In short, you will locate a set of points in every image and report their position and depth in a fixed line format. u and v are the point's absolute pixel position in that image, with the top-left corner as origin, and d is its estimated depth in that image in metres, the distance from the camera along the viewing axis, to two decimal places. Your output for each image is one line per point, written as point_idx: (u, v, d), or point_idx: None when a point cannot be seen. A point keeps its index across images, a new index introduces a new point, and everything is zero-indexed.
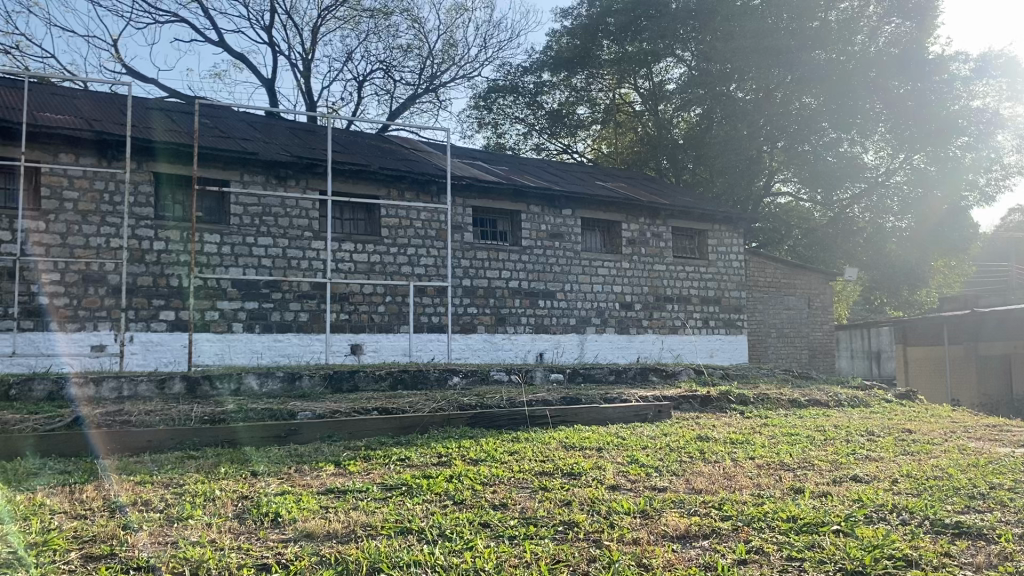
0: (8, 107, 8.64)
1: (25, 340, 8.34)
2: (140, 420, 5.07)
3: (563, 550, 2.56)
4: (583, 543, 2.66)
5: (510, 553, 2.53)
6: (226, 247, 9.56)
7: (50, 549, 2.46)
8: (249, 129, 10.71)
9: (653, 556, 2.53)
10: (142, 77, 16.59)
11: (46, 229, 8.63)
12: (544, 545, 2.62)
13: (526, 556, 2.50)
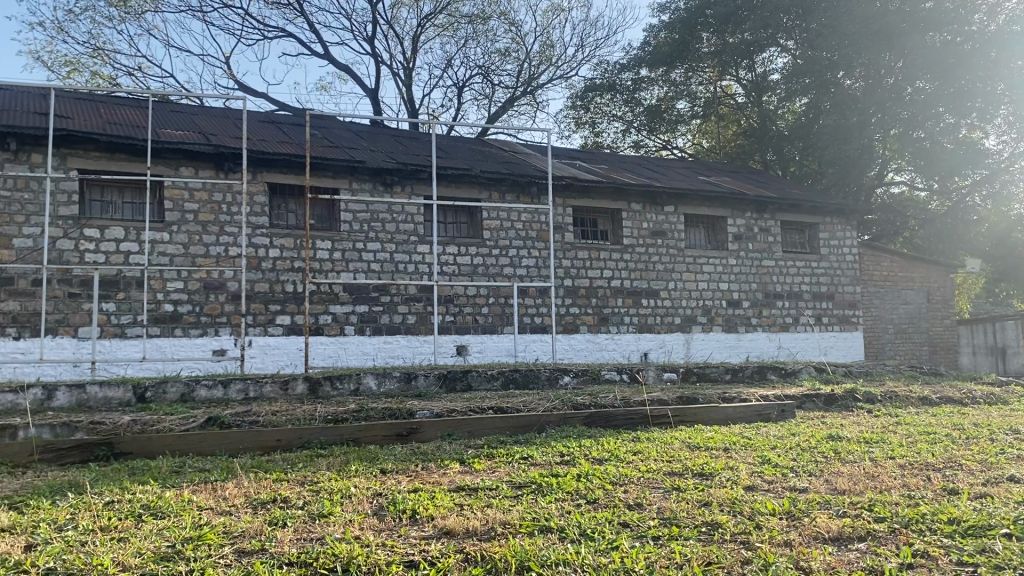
0: (134, 125, 9.13)
1: (154, 346, 8.78)
2: (267, 420, 5.25)
3: (713, 551, 2.50)
4: (732, 545, 2.58)
5: (659, 553, 2.48)
6: (337, 253, 9.82)
7: (206, 543, 2.56)
8: (355, 138, 10.97)
9: (811, 558, 2.44)
10: (253, 91, 17.30)
11: (171, 240, 9.06)
12: (692, 546, 2.56)
13: (676, 557, 2.44)
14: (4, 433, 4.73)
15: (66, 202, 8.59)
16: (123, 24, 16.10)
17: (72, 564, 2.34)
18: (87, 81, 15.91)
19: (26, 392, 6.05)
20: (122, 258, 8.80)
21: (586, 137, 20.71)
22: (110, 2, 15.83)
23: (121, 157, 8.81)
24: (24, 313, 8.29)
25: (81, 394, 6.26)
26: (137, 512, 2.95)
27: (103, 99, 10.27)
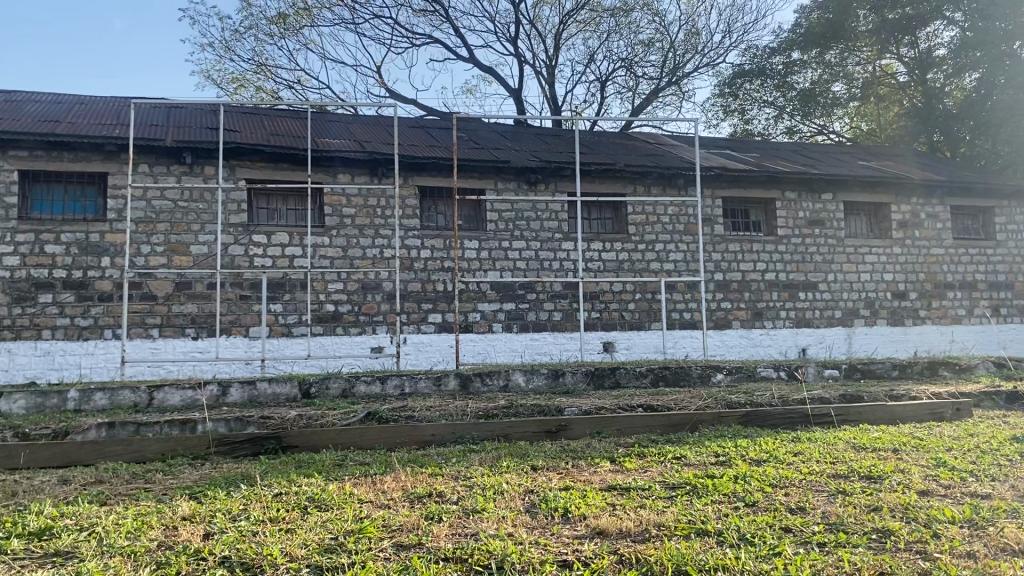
0: (295, 136, 9.63)
1: (317, 344, 9.23)
2: (422, 416, 5.40)
3: (885, 561, 2.35)
4: (906, 554, 2.42)
5: (825, 561, 2.36)
6: (484, 252, 9.99)
7: (366, 536, 2.65)
8: (500, 138, 11.11)
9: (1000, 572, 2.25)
10: (403, 97, 17.88)
11: (330, 243, 9.49)
12: (862, 554, 2.42)
13: (844, 566, 2.32)
14: (185, 425, 5.10)
15: (236, 210, 9.17)
16: (282, 40, 17.05)
17: (245, 554, 2.49)
18: (253, 96, 16.94)
19: (205, 388, 6.51)
20: (287, 261, 9.31)
21: (734, 125, 20.08)
22: (271, 19, 16.80)
23: (284, 167, 9.31)
24: (202, 314, 8.93)
25: (253, 390, 6.65)
26: (303, 504, 3.10)
27: (267, 112, 10.91)
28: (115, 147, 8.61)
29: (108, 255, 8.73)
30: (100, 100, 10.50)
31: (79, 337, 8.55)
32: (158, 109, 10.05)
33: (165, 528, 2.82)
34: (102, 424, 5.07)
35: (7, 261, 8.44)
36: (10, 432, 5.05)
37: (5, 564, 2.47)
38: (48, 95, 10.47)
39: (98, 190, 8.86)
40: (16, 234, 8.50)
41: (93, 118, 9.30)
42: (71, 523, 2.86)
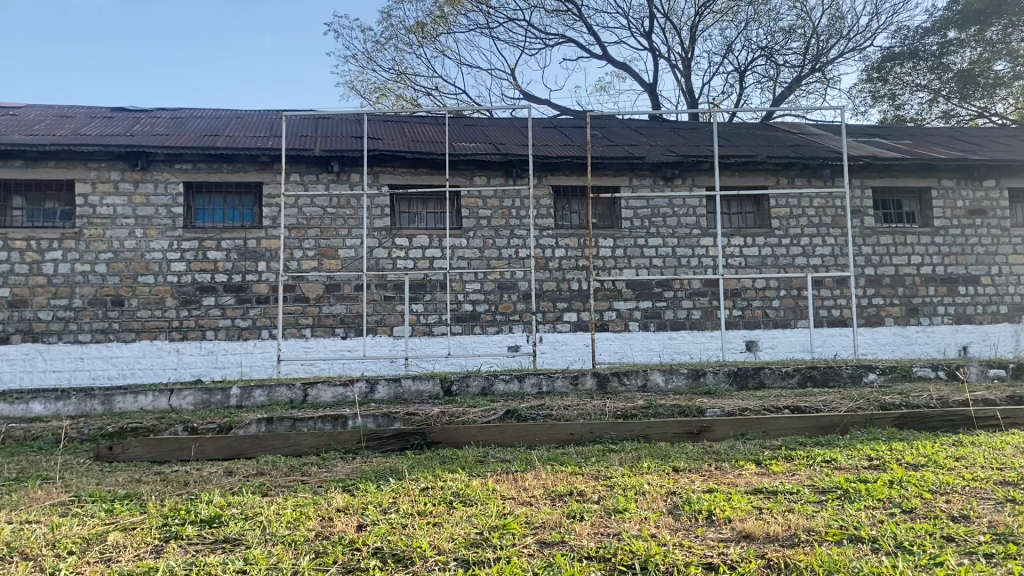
0: (433, 141, 9.88)
1: (457, 343, 9.45)
2: (561, 414, 5.44)
3: None
4: None
5: (993, 573, 2.21)
6: (620, 250, 9.93)
7: (510, 532, 2.70)
8: (636, 134, 11.01)
9: None
10: (538, 98, 18.00)
11: (468, 245, 9.68)
12: None
13: None
14: (336, 421, 5.35)
15: (380, 214, 9.52)
16: (421, 48, 17.55)
17: (396, 545, 2.59)
18: (394, 104, 17.52)
19: (353, 386, 6.80)
20: (427, 263, 9.57)
21: (884, 111, 19.04)
22: (410, 28, 17.33)
23: (423, 171, 9.59)
24: (350, 315, 9.32)
25: (398, 387, 6.87)
26: (448, 498, 3.19)
27: (407, 119, 11.26)
28: (268, 157, 9.11)
29: (263, 259, 9.25)
30: (254, 114, 11.15)
31: (238, 337, 9.10)
32: (306, 120, 10.57)
33: (321, 518, 2.96)
34: (261, 419, 5.38)
35: (174, 267, 9.09)
36: (180, 425, 5.44)
37: (182, 548, 2.67)
38: (208, 111, 11.22)
39: (254, 199, 9.44)
40: (182, 241, 9.14)
41: (249, 131, 9.88)
42: (237, 512, 3.06)
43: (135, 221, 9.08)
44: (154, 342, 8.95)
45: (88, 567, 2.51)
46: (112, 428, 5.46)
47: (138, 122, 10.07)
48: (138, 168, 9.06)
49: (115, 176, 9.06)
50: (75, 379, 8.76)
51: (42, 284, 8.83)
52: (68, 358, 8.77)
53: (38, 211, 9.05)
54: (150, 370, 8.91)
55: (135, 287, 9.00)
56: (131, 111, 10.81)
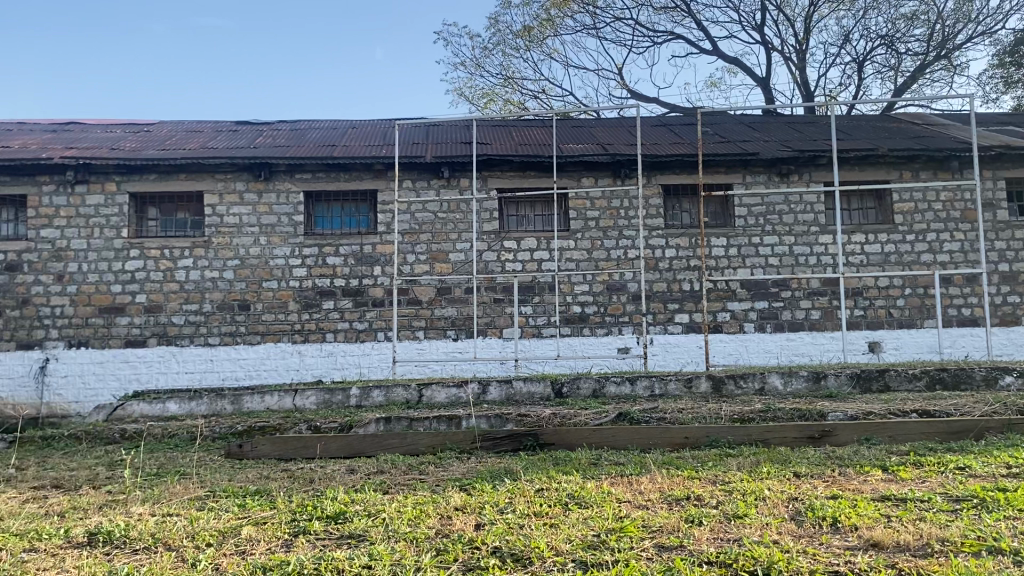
0: (541, 144, 9.93)
1: (566, 345, 9.45)
2: (675, 417, 5.37)
3: None
4: None
5: None
6: (733, 249, 9.71)
7: (627, 535, 2.69)
8: (748, 131, 10.75)
9: None
10: (646, 98, 17.79)
11: (576, 246, 9.68)
12: None
13: None
14: (450, 421, 5.45)
15: (489, 218, 9.64)
16: (528, 51, 17.65)
17: (514, 545, 2.62)
18: (502, 109, 17.69)
19: (466, 387, 6.91)
20: (536, 265, 9.62)
21: (1018, 97, 17.92)
22: (517, 33, 17.47)
23: (532, 174, 9.66)
24: (461, 317, 9.47)
25: (510, 388, 6.93)
26: (564, 500, 3.20)
27: (515, 123, 11.34)
28: (382, 164, 9.37)
29: (378, 264, 9.50)
30: (368, 124, 11.49)
31: (356, 340, 9.40)
32: (417, 127, 10.81)
33: (441, 516, 3.03)
34: (379, 419, 5.54)
35: (295, 272, 9.45)
36: (304, 424, 5.67)
37: (310, 543, 2.78)
38: (325, 121, 11.63)
39: (369, 206, 9.73)
40: (302, 247, 9.50)
41: (363, 140, 10.19)
42: (360, 509, 3.16)
43: (259, 229, 9.50)
44: (278, 344, 9.34)
45: (225, 558, 2.65)
46: (241, 427, 5.74)
47: (260, 135, 10.55)
48: (261, 179, 9.48)
49: (240, 186, 9.51)
50: (206, 380, 9.23)
51: (175, 290, 9.35)
52: (199, 359, 9.25)
53: (171, 222, 9.61)
54: (274, 371, 9.30)
55: (259, 292, 9.41)
56: (254, 125, 11.32)
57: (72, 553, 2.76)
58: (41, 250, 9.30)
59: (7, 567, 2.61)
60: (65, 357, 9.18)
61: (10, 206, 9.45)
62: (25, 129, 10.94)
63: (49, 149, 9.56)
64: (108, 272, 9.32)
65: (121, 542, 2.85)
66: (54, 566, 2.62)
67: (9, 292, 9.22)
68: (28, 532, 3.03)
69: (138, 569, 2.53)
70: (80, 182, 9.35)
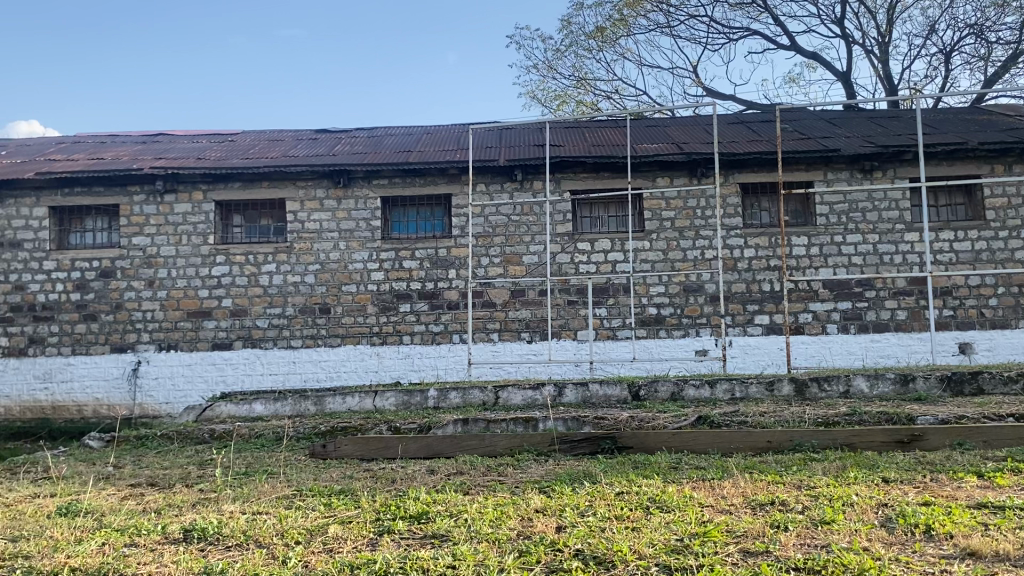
0: (615, 144, 9.88)
1: (642, 347, 9.38)
2: (757, 421, 5.27)
3: None
4: None
5: None
6: (814, 248, 9.48)
7: (711, 540, 2.66)
8: (828, 126, 10.47)
9: None
10: (722, 96, 17.50)
11: (652, 247, 9.59)
12: None
13: None
14: (527, 424, 5.47)
15: (563, 220, 9.64)
16: (601, 52, 17.57)
17: (597, 548, 2.61)
18: (575, 110, 17.65)
19: (542, 389, 6.91)
20: (611, 267, 9.56)
21: None
22: (590, 34, 17.41)
23: (606, 175, 9.61)
24: (535, 319, 9.48)
25: (586, 391, 6.91)
26: (645, 504, 3.18)
27: (588, 124, 11.31)
28: (457, 168, 9.46)
29: (453, 267, 9.60)
30: (442, 129, 11.62)
31: (432, 342, 9.51)
32: (491, 131, 10.88)
33: (522, 518, 3.05)
34: (457, 420, 5.60)
35: (373, 276, 9.62)
36: (384, 425, 5.77)
37: (395, 542, 2.83)
38: (401, 128, 11.81)
39: (444, 210, 9.84)
40: (380, 252, 9.66)
41: (438, 145, 10.31)
42: (442, 509, 3.20)
43: (338, 234, 9.70)
44: (357, 347, 9.52)
45: (314, 556, 2.72)
46: (323, 427, 5.87)
47: (339, 142, 10.78)
48: (340, 186, 9.69)
49: (320, 193, 9.74)
50: (289, 382, 9.48)
51: (259, 295, 9.62)
52: (283, 361, 9.51)
53: (255, 228, 9.90)
54: (354, 372, 9.49)
55: (339, 296, 9.62)
56: (333, 132, 11.58)
57: (169, 548, 2.87)
58: (133, 257, 9.68)
59: (111, 560, 2.74)
60: (156, 360, 9.54)
61: (104, 215, 9.88)
62: (118, 141, 11.42)
63: (140, 160, 9.96)
64: (195, 277, 9.65)
65: (215, 538, 2.96)
66: (154, 560, 2.74)
67: (103, 297, 9.63)
68: (129, 528, 3.17)
69: (232, 564, 2.63)
70: (169, 191, 9.71)
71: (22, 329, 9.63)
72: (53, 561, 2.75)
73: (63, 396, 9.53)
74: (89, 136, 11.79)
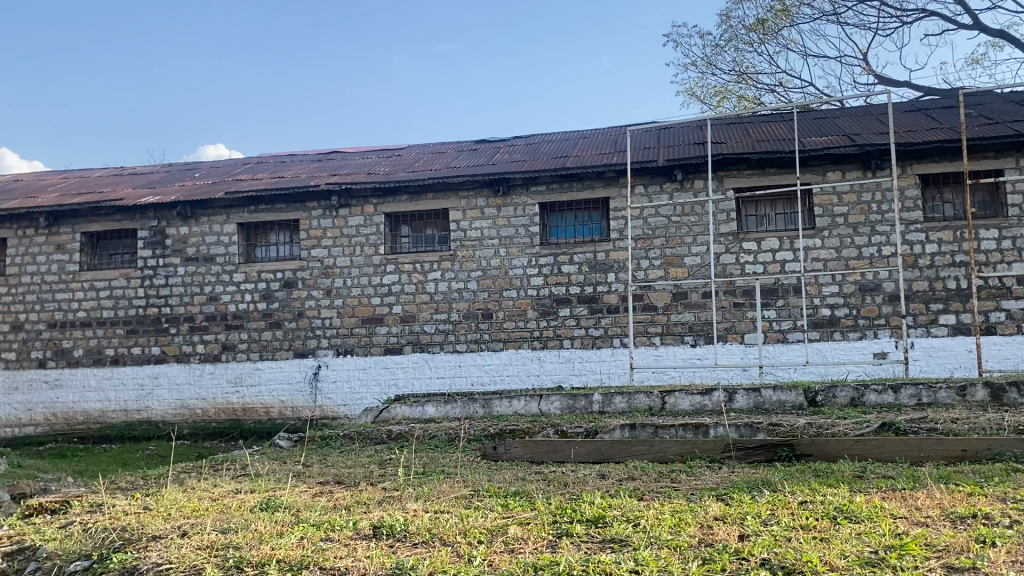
0: (781, 139, 9.53)
1: (815, 351, 8.99)
2: (948, 428, 4.93)
3: None
4: None
5: None
6: (1006, 242, 8.76)
7: (910, 553, 2.51)
8: (1019, 109, 9.66)
9: None
10: (896, 82, 16.49)
11: (823, 245, 9.17)
12: None
13: None
14: (697, 429, 5.38)
15: (727, 219, 9.40)
16: (763, 44, 17.03)
17: (785, 557, 2.53)
18: (736, 106, 17.19)
19: (711, 394, 6.75)
20: (779, 266, 9.22)
21: None
22: (751, 27, 16.93)
23: (771, 171, 9.29)
24: (699, 322, 9.29)
25: (758, 396, 6.70)
26: (831, 514, 3.05)
27: (750, 120, 10.97)
28: (617, 171, 9.44)
29: (613, 271, 9.56)
30: (600, 132, 11.62)
31: (594, 346, 9.52)
32: (649, 132, 10.77)
33: (701, 526, 3.00)
34: (625, 425, 5.58)
35: (533, 281, 9.74)
36: (552, 429, 5.84)
37: (575, 545, 2.86)
38: (558, 133, 11.91)
39: (602, 214, 9.82)
40: (539, 257, 9.78)
41: (596, 149, 10.31)
42: (619, 514, 3.19)
43: (499, 241, 9.89)
44: (520, 351, 9.68)
45: (498, 555, 2.79)
46: (494, 430, 6.02)
47: (499, 151, 11.00)
48: (500, 194, 9.90)
49: (481, 202, 9.98)
50: (456, 385, 9.76)
51: (426, 301, 9.97)
52: (449, 365, 9.81)
53: (421, 238, 10.26)
54: (517, 377, 9.66)
55: (501, 301, 9.81)
56: (492, 142, 11.85)
57: (361, 544, 3.04)
58: (313, 268, 10.28)
59: (311, 552, 2.92)
60: (334, 364, 10.08)
61: (285, 230, 10.56)
62: (295, 160, 12.16)
63: (317, 177, 10.58)
64: (368, 286, 10.12)
65: (402, 536, 3.10)
66: (348, 555, 2.90)
67: (286, 306, 10.28)
68: (323, 523, 3.37)
69: (422, 562, 2.73)
70: (343, 206, 10.27)
71: (216, 336, 10.42)
72: (259, 552, 2.98)
73: (253, 398, 10.25)
74: (270, 157, 12.62)
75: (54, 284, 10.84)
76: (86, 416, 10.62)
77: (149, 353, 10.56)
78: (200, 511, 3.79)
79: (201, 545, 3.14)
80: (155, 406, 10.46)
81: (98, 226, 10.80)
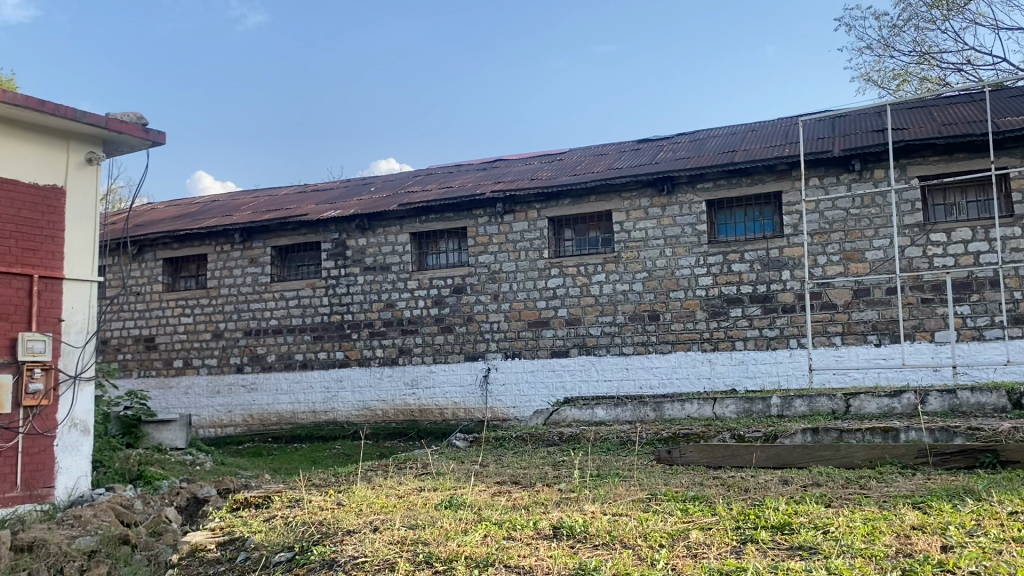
0: (971, 121, 8.84)
1: (1016, 348, 8.29)
2: None
3: None
4: None
5: None
6: None
7: None
8: None
9: None
10: None
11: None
12: None
13: None
14: (886, 434, 5.10)
15: (911, 210, 8.83)
16: (946, 21, 15.85)
17: (998, 571, 2.36)
18: (918, 89, 16.10)
19: (901, 396, 6.36)
20: (972, 258, 8.56)
21: None
22: (932, 4, 15.81)
23: (960, 156, 8.63)
24: (883, 320, 8.78)
25: (954, 399, 6.24)
26: None
27: (935, 103, 10.24)
28: (788, 164, 9.09)
29: (787, 268, 9.21)
30: (768, 124, 11.22)
31: (768, 347, 9.21)
32: (822, 122, 10.30)
33: (897, 535, 2.83)
34: (807, 430, 5.37)
35: (702, 281, 9.55)
36: (727, 433, 5.70)
37: (761, 551, 2.79)
38: (724, 129, 11.61)
39: (774, 209, 9.46)
40: (707, 256, 9.57)
41: (765, 142, 9.97)
42: (806, 521, 3.07)
43: (664, 241, 9.76)
44: (690, 353, 9.51)
45: (681, 559, 2.76)
46: (666, 433, 5.94)
47: (663, 150, 10.86)
48: (664, 193, 9.77)
49: (645, 202, 9.89)
50: (624, 387, 9.72)
51: (592, 304, 9.99)
52: (617, 367, 9.77)
53: (586, 241, 10.30)
54: (687, 379, 9.49)
55: (668, 302, 9.67)
56: (655, 141, 11.71)
57: (543, 543, 3.09)
58: (481, 274, 10.55)
59: (495, 550, 3.00)
60: (503, 366, 10.29)
61: (454, 237, 10.90)
62: (463, 169, 12.52)
63: (483, 186, 10.85)
64: (534, 290, 10.27)
65: (583, 537, 3.13)
66: (531, 554, 2.96)
67: (457, 311, 10.61)
68: (504, 522, 3.45)
69: (605, 563, 2.75)
70: (508, 212, 10.47)
71: (393, 341, 10.91)
72: (447, 548, 3.09)
73: (428, 400, 10.64)
74: (438, 168, 13.06)
75: (248, 295, 11.71)
76: (279, 417, 11.39)
77: (333, 357, 11.19)
78: (389, 508, 3.98)
79: (392, 540, 3.30)
80: (340, 407, 11.07)
81: (286, 240, 11.58)
